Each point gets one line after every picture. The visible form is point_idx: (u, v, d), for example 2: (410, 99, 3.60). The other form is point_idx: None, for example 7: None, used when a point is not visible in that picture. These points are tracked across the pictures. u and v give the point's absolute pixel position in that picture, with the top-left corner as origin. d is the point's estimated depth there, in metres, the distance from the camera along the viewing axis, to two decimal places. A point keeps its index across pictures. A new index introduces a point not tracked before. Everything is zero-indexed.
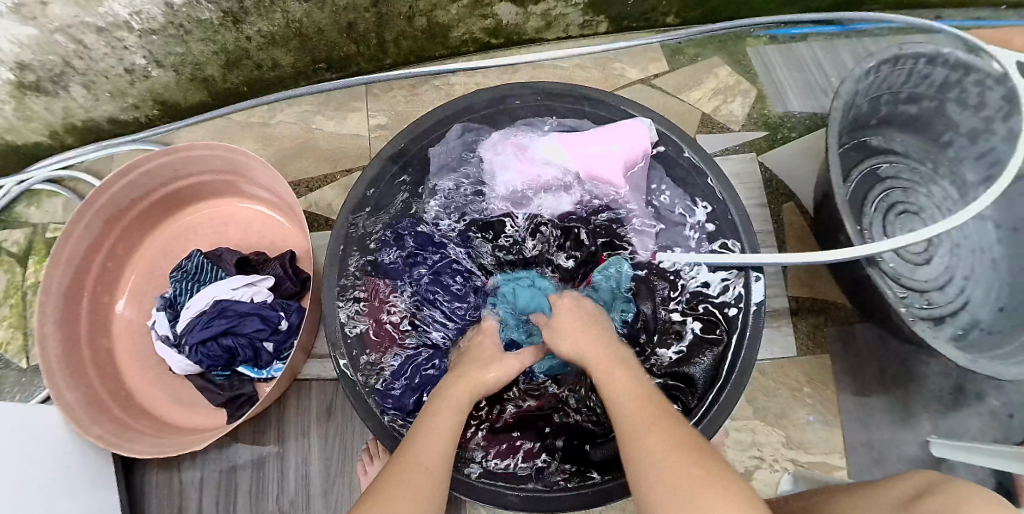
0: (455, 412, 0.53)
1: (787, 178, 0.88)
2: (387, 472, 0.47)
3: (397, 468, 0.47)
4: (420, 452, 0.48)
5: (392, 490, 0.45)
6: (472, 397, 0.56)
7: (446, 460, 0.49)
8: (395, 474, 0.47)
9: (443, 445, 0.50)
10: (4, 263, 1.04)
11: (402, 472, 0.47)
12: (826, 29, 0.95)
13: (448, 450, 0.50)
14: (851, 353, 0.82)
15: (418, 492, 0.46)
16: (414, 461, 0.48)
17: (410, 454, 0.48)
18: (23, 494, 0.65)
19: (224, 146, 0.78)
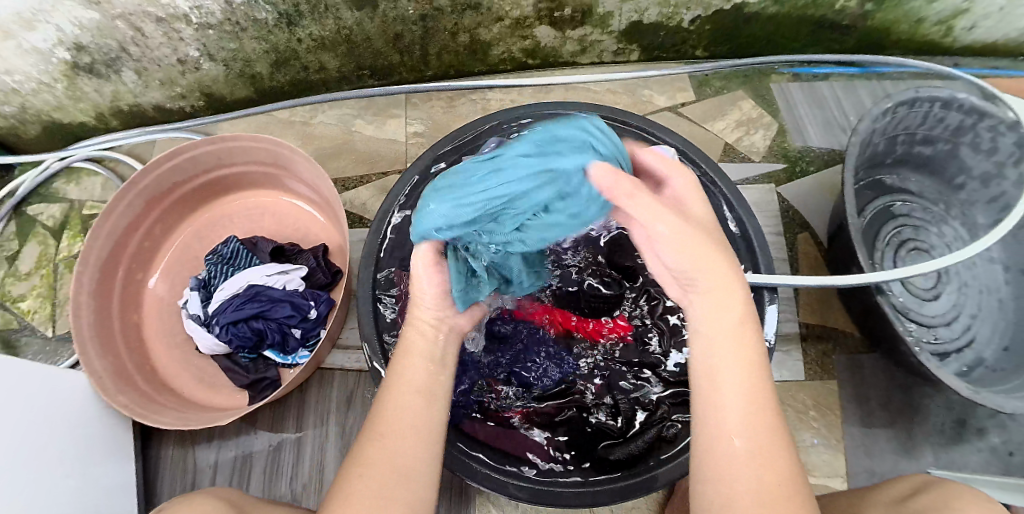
0: (421, 362, 0.51)
1: (803, 209, 0.91)
2: (359, 445, 0.48)
3: (363, 446, 0.47)
4: (384, 417, 0.48)
5: (354, 472, 0.46)
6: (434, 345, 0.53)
7: (411, 416, 0.48)
8: (362, 454, 0.47)
9: (407, 401, 0.49)
10: (38, 235, 1.07)
11: (365, 446, 0.47)
12: (847, 70, 1.00)
13: (412, 408, 0.49)
14: (857, 381, 0.85)
15: (387, 469, 0.45)
16: (375, 431, 0.47)
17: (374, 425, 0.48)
18: (42, 454, 0.68)
19: (270, 138, 0.82)
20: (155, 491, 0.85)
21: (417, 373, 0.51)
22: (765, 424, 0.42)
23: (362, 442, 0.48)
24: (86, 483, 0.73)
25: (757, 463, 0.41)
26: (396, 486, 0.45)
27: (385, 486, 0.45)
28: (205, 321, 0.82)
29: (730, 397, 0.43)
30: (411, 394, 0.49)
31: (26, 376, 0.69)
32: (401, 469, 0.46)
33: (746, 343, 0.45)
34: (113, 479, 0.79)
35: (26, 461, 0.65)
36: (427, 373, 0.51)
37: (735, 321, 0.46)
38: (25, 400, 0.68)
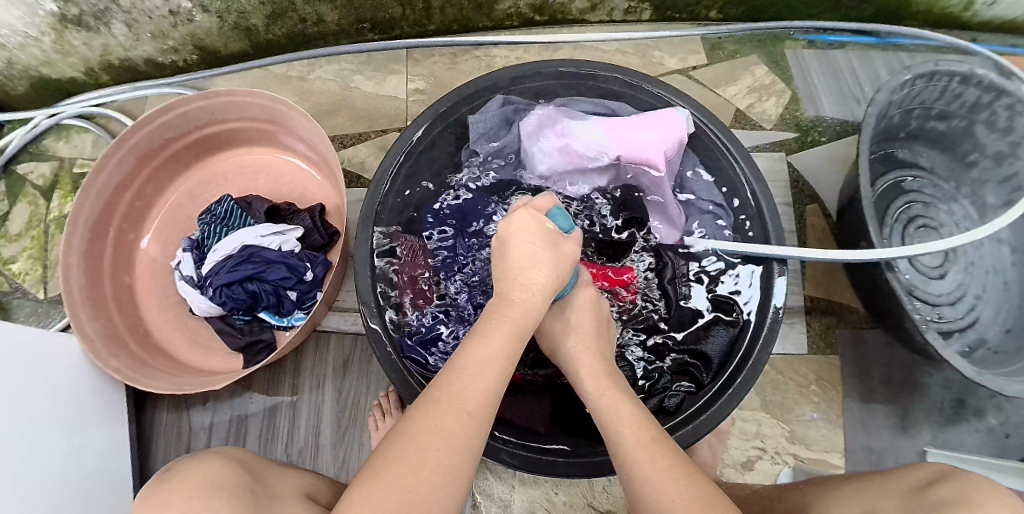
0: (510, 335, 0.47)
1: (813, 180, 0.89)
2: (430, 408, 0.42)
3: (445, 417, 0.41)
4: (465, 387, 0.43)
5: (426, 437, 0.40)
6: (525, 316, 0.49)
7: (494, 392, 0.44)
8: (443, 422, 0.41)
9: (490, 377, 0.44)
10: (28, 195, 1.05)
11: (447, 417, 0.41)
12: (863, 40, 0.96)
13: (495, 380, 0.44)
14: (859, 356, 0.83)
15: (466, 446, 0.41)
16: (456, 399, 0.42)
17: (452, 387, 0.43)
18: (34, 414, 0.66)
19: (264, 94, 0.78)
20: (150, 456, 0.84)
21: (506, 348, 0.46)
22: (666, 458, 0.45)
23: (435, 407, 0.42)
24: (77, 449, 0.72)
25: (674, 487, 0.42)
26: (467, 467, 0.41)
27: (459, 458, 0.40)
28: (197, 282, 0.80)
29: (622, 457, 0.46)
30: (498, 370, 0.45)
31: (14, 340, 0.67)
32: (472, 448, 0.41)
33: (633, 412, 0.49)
34: (106, 445, 0.77)
35: (17, 429, 0.63)
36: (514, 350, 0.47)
37: (612, 392, 0.52)
38: (16, 361, 0.66)
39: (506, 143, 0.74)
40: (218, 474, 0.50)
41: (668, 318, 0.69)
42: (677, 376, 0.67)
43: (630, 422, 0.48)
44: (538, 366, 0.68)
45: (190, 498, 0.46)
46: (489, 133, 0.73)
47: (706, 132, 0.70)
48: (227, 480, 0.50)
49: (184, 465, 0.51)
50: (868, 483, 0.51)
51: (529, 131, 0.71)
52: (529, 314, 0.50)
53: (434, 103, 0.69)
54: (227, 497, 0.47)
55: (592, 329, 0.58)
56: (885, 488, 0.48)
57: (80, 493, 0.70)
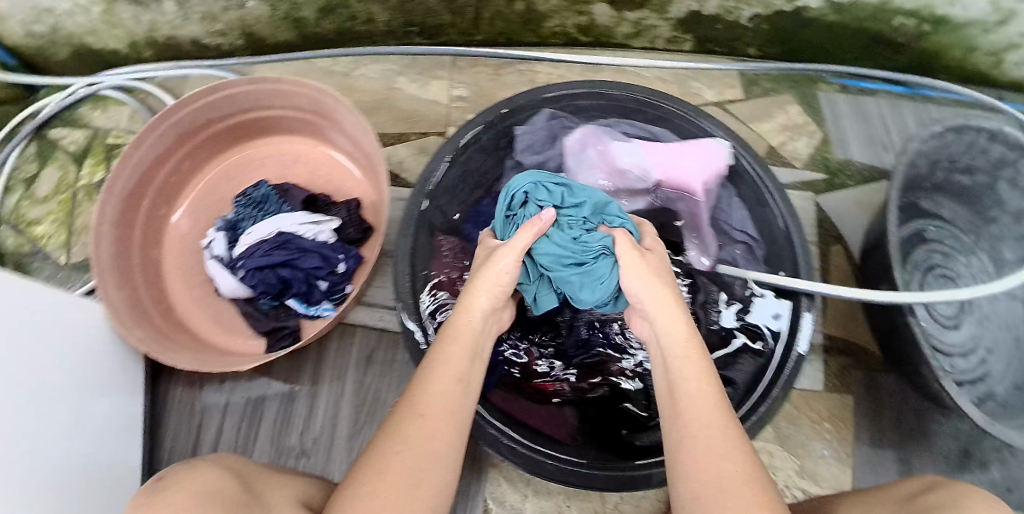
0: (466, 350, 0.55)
1: (838, 222, 0.90)
2: (390, 423, 0.49)
3: (403, 426, 0.48)
4: (426, 398, 0.50)
5: (387, 444, 0.47)
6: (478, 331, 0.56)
7: (447, 398, 0.51)
8: (402, 430, 0.48)
9: (445, 386, 0.51)
10: (59, 160, 1.06)
11: (404, 424, 0.48)
12: (893, 89, 0.98)
13: (451, 389, 0.51)
14: (872, 398, 0.84)
15: (426, 446, 0.47)
16: (416, 408, 0.49)
17: (413, 401, 0.50)
18: (53, 378, 0.67)
19: (313, 85, 0.80)
20: (160, 432, 0.85)
21: (462, 360, 0.54)
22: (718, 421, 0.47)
23: (399, 417, 0.49)
24: (88, 420, 0.72)
25: (718, 458, 0.45)
26: (429, 465, 0.46)
27: (422, 459, 0.46)
28: (229, 263, 0.81)
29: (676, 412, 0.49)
30: (450, 378, 0.52)
31: (41, 305, 0.68)
32: (432, 449, 0.47)
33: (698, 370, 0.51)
34: (117, 417, 0.78)
35: (29, 393, 0.63)
36: (468, 360, 0.54)
37: (684, 342, 0.52)
38: (40, 325, 0.67)
39: (548, 158, 0.75)
40: (213, 486, 0.51)
41: None
42: None
43: (696, 384, 0.50)
44: (569, 376, 0.72)
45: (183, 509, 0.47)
46: (534, 145, 0.74)
47: (745, 164, 0.72)
48: (218, 491, 0.50)
49: (179, 476, 0.51)
50: (863, 497, 0.55)
51: (574, 147, 0.74)
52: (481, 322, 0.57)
53: (473, 118, 0.71)
54: (221, 509, 0.48)
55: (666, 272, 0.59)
56: (882, 497, 0.53)
57: (84, 466, 0.70)
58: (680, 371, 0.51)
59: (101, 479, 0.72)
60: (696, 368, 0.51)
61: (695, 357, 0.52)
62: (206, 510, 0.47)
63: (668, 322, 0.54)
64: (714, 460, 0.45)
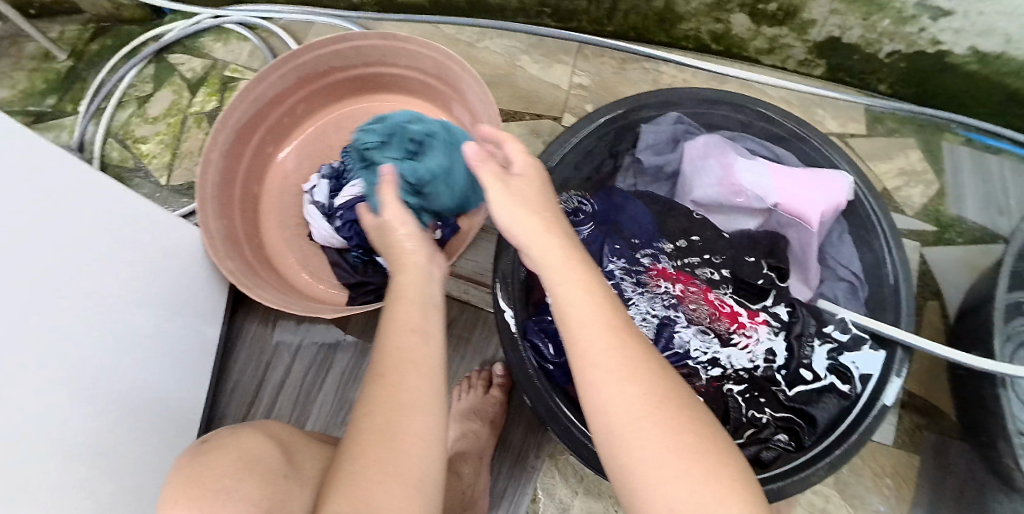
0: (414, 305, 0.49)
1: (940, 278, 0.87)
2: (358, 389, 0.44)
3: (368, 393, 0.43)
4: (388, 356, 0.44)
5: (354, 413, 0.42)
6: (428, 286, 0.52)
7: (416, 354, 0.45)
8: (366, 398, 0.42)
9: (402, 340, 0.45)
10: (175, 84, 1.11)
11: (368, 389, 0.43)
12: (1021, 152, 0.92)
13: (407, 345, 0.45)
14: (942, 464, 0.81)
15: (398, 408, 0.41)
16: (373, 372, 0.43)
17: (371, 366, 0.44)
18: (141, 288, 0.71)
19: (442, 50, 0.81)
20: (231, 361, 0.89)
21: (412, 312, 0.48)
22: (654, 387, 0.39)
23: (363, 383, 0.44)
24: (166, 341, 0.76)
25: (661, 430, 0.38)
26: (409, 421, 0.41)
27: (390, 421, 0.41)
28: (325, 211, 0.84)
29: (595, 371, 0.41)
30: (406, 333, 0.46)
31: (138, 229, 0.71)
32: (396, 416, 0.41)
33: (608, 317, 0.43)
34: (195, 336, 0.82)
35: (118, 309, 0.67)
36: (422, 313, 0.48)
37: (581, 279, 0.45)
38: (136, 240, 0.70)
39: (667, 162, 0.77)
40: (256, 453, 0.54)
41: (783, 373, 0.71)
42: (778, 429, 0.68)
43: (593, 309, 0.43)
44: None
45: (224, 475, 0.50)
46: (657, 147, 0.76)
47: (863, 203, 0.68)
48: (261, 458, 0.54)
49: (224, 440, 0.55)
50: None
51: (695, 157, 0.75)
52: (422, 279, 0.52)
53: (597, 110, 0.70)
54: (257, 479, 0.51)
55: (528, 198, 0.50)
56: None
57: (156, 386, 0.74)
58: (583, 312, 0.43)
59: (171, 400, 0.77)
60: (598, 313, 0.43)
61: (596, 299, 0.44)
62: (243, 478, 0.50)
63: (554, 256, 0.47)
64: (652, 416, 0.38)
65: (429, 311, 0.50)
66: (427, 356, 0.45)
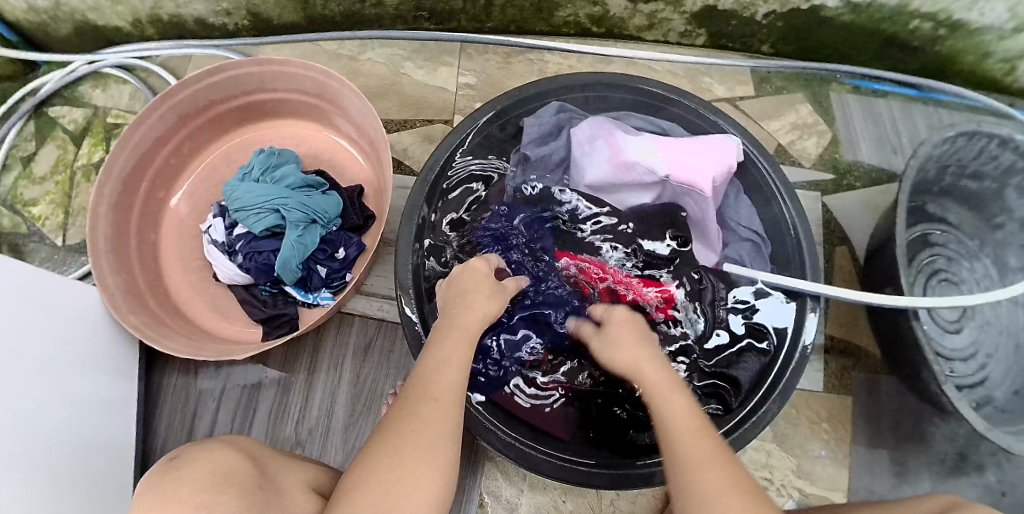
0: (462, 341, 0.56)
1: (845, 223, 0.89)
2: (400, 406, 0.49)
3: (414, 408, 0.48)
4: (434, 384, 0.51)
5: (404, 424, 0.47)
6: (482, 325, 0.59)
7: (458, 388, 0.52)
8: (416, 411, 0.48)
9: (453, 374, 0.52)
10: (58, 138, 1.04)
11: (417, 406, 0.48)
12: (904, 92, 0.96)
13: (458, 378, 0.52)
14: (872, 400, 0.84)
15: (438, 427, 0.47)
16: (425, 394, 0.49)
17: (420, 387, 0.50)
18: (38, 359, 0.65)
19: (319, 68, 0.78)
20: (153, 418, 0.84)
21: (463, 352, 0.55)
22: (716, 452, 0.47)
23: (410, 401, 0.49)
24: (87, 411, 0.72)
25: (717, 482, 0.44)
26: (446, 441, 0.47)
27: (432, 441, 0.46)
28: (227, 248, 0.79)
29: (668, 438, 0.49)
30: (459, 371, 0.53)
31: (33, 294, 0.67)
32: (438, 435, 0.47)
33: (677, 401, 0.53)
34: (109, 399, 0.76)
35: (30, 386, 0.64)
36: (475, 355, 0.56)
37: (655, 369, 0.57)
38: (23, 307, 0.64)
39: (554, 151, 0.76)
40: (231, 467, 0.48)
41: (702, 340, 0.71)
42: (706, 398, 0.68)
43: (673, 406, 0.52)
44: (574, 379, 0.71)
45: (197, 489, 0.44)
46: (539, 139, 0.75)
47: (752, 159, 0.70)
48: (236, 473, 0.48)
49: (193, 453, 0.49)
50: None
51: (582, 140, 0.74)
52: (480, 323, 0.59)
53: (475, 111, 0.70)
54: (236, 490, 0.45)
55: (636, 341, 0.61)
56: None
57: (81, 456, 0.69)
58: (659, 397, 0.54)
59: (96, 470, 0.71)
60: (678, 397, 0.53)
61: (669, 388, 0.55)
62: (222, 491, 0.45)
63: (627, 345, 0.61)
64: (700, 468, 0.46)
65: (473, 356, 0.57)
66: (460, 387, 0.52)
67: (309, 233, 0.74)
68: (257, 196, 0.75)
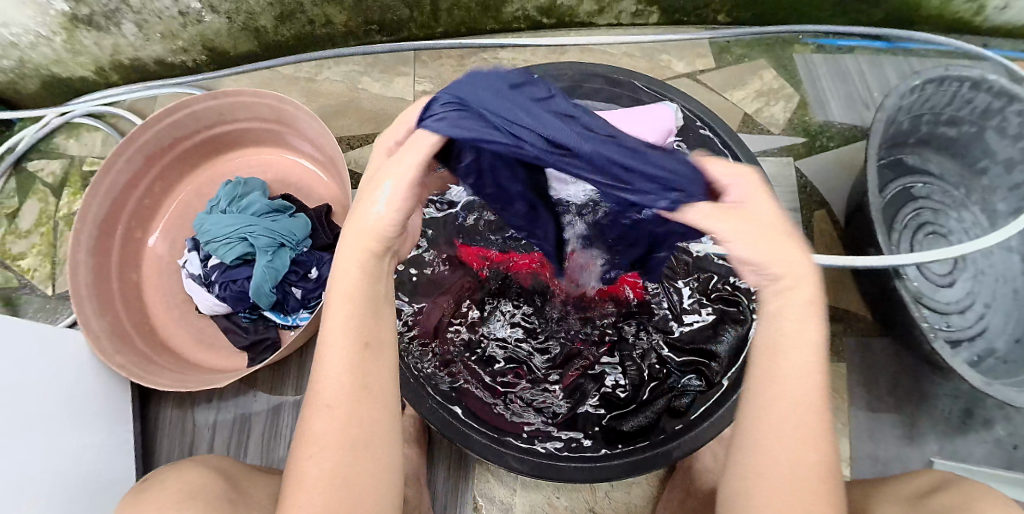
0: (347, 309, 0.41)
1: (821, 186, 0.88)
2: (304, 420, 0.43)
3: (308, 425, 0.42)
4: (320, 386, 0.41)
5: (304, 448, 0.42)
6: (373, 261, 0.42)
7: (352, 380, 0.41)
8: (307, 430, 0.42)
9: (338, 366, 0.41)
10: (38, 192, 1.04)
11: (312, 421, 0.42)
12: (871, 45, 0.94)
13: (344, 368, 0.41)
14: (866, 365, 0.82)
15: (336, 445, 0.41)
16: (313, 406, 0.42)
17: (312, 394, 0.42)
18: (33, 416, 0.65)
19: (273, 93, 0.79)
20: (153, 453, 0.84)
21: (340, 330, 0.41)
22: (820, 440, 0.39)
23: (308, 414, 0.42)
24: (91, 461, 0.73)
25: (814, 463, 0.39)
26: (362, 459, 0.41)
27: (336, 456, 0.41)
28: (205, 281, 0.81)
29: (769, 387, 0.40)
30: (341, 361, 0.41)
31: (22, 347, 0.66)
32: (349, 444, 0.41)
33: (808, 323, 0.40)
34: (109, 443, 0.77)
35: (32, 448, 0.64)
36: (365, 314, 0.42)
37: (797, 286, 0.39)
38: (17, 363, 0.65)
39: None
40: (200, 487, 0.49)
41: (676, 320, 0.70)
42: (686, 374, 0.68)
43: (793, 344, 0.40)
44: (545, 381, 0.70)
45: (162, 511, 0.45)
46: None
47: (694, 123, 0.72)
48: (204, 487, 0.49)
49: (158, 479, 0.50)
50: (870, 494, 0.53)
51: None
52: (361, 270, 0.41)
53: None
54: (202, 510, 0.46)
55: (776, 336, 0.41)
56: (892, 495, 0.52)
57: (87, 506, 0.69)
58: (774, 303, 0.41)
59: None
60: (811, 337, 0.40)
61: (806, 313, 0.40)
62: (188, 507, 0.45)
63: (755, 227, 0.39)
64: (797, 448, 0.39)
65: (377, 309, 0.43)
66: (353, 380, 0.41)
67: (278, 257, 0.76)
68: (227, 226, 0.77)
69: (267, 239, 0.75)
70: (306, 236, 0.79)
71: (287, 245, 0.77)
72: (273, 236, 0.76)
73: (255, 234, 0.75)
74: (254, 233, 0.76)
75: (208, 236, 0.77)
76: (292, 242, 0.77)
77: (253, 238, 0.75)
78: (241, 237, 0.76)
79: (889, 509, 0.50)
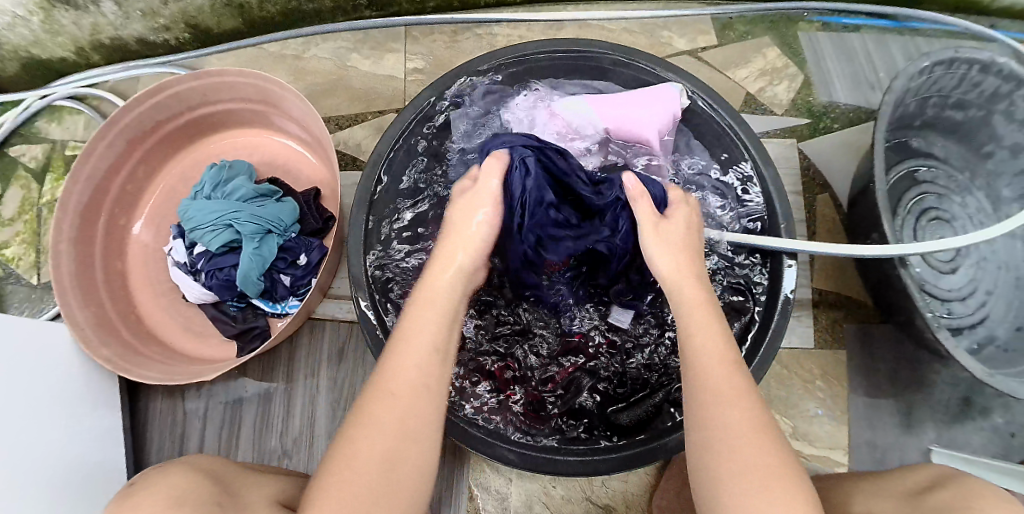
0: (436, 316, 0.48)
1: (824, 168, 0.86)
2: (361, 402, 0.45)
3: (369, 406, 0.44)
4: (396, 372, 0.45)
5: (360, 429, 0.43)
6: (457, 288, 0.51)
7: (428, 375, 0.45)
8: (369, 412, 0.43)
9: (420, 356, 0.45)
10: (19, 178, 1.01)
11: (374, 404, 0.44)
12: (878, 23, 0.91)
13: (427, 364, 0.46)
14: (867, 352, 0.81)
15: (397, 427, 0.43)
16: (382, 389, 0.44)
17: (381, 378, 0.45)
18: (19, 410, 0.63)
19: (257, 73, 0.76)
20: (142, 445, 0.82)
21: (430, 328, 0.47)
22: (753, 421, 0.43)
23: (368, 398, 0.44)
24: (80, 455, 0.71)
25: (740, 444, 0.41)
26: (411, 446, 0.43)
27: (392, 440, 0.42)
28: (191, 269, 0.78)
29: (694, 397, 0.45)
30: (421, 352, 0.46)
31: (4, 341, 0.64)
32: (407, 430, 0.43)
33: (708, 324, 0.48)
34: (99, 436, 0.75)
35: (20, 443, 0.62)
36: (441, 324, 0.48)
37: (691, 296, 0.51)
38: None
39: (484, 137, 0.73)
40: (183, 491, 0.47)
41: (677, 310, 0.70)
42: None
43: (704, 338, 0.47)
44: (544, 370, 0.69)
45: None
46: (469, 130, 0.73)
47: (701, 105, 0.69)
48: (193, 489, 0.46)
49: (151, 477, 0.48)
50: (870, 487, 0.51)
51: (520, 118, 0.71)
52: (450, 287, 0.51)
53: (406, 106, 0.66)
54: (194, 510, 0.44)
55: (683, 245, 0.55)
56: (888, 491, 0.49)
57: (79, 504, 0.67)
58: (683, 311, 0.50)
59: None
60: (711, 332, 0.48)
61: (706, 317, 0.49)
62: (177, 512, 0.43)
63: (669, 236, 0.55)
64: (729, 431, 0.42)
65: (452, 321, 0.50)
66: (432, 373, 0.45)
67: (266, 244, 0.73)
68: (212, 212, 0.74)
69: (253, 225, 0.73)
70: (295, 222, 0.76)
71: (275, 231, 0.74)
72: (260, 223, 0.73)
73: (241, 220, 0.73)
74: (240, 219, 0.73)
75: (192, 223, 0.75)
76: (280, 228, 0.74)
77: (239, 224, 0.73)
78: (227, 223, 0.73)
79: (884, 504, 0.48)
